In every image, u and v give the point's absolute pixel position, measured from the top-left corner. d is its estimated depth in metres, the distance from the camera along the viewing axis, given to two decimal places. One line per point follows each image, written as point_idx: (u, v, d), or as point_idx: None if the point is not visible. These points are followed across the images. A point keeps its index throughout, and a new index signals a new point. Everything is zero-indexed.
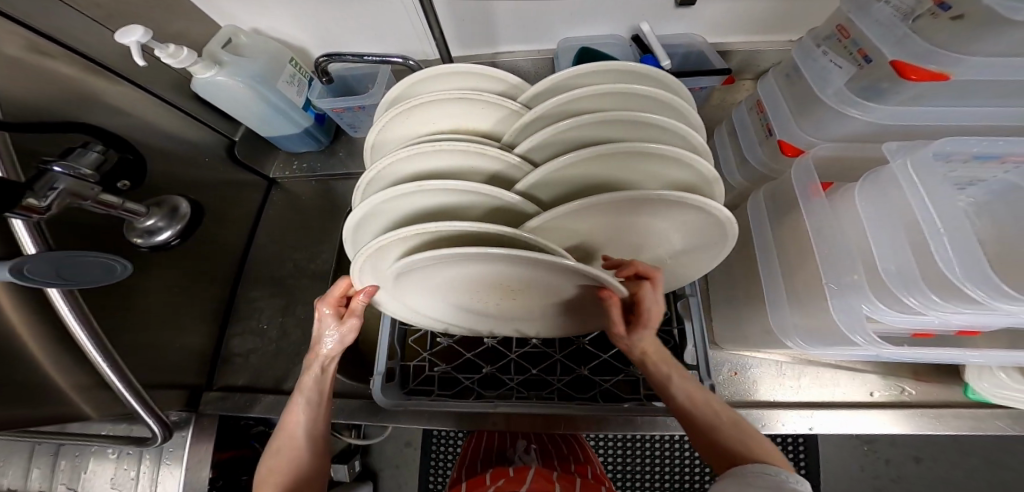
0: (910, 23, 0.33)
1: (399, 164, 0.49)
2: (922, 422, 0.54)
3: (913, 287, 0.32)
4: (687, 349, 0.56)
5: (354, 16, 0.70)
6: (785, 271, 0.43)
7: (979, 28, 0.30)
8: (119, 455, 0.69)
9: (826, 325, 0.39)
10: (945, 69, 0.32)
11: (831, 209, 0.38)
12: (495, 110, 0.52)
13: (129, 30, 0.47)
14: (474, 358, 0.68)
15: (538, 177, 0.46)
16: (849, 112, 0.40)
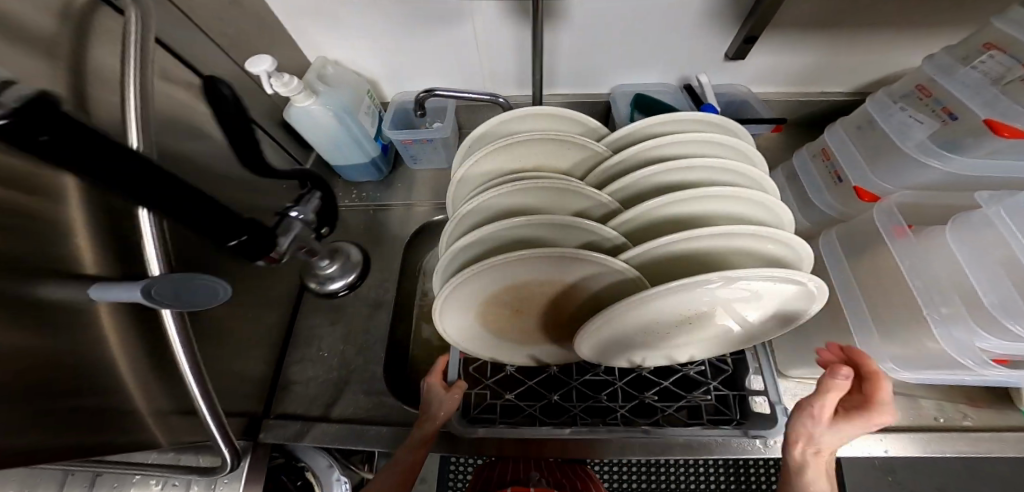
0: (1002, 86, 0.40)
1: (496, 198, 0.52)
2: (980, 448, 0.58)
3: (1016, 315, 0.36)
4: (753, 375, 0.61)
5: (430, 54, 0.75)
6: (869, 302, 0.46)
7: None
8: (163, 486, 0.65)
9: (926, 351, 0.42)
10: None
11: (919, 248, 0.43)
12: (579, 150, 0.56)
13: (260, 58, 0.53)
14: (536, 387, 0.66)
15: (632, 213, 0.49)
16: (931, 163, 0.45)
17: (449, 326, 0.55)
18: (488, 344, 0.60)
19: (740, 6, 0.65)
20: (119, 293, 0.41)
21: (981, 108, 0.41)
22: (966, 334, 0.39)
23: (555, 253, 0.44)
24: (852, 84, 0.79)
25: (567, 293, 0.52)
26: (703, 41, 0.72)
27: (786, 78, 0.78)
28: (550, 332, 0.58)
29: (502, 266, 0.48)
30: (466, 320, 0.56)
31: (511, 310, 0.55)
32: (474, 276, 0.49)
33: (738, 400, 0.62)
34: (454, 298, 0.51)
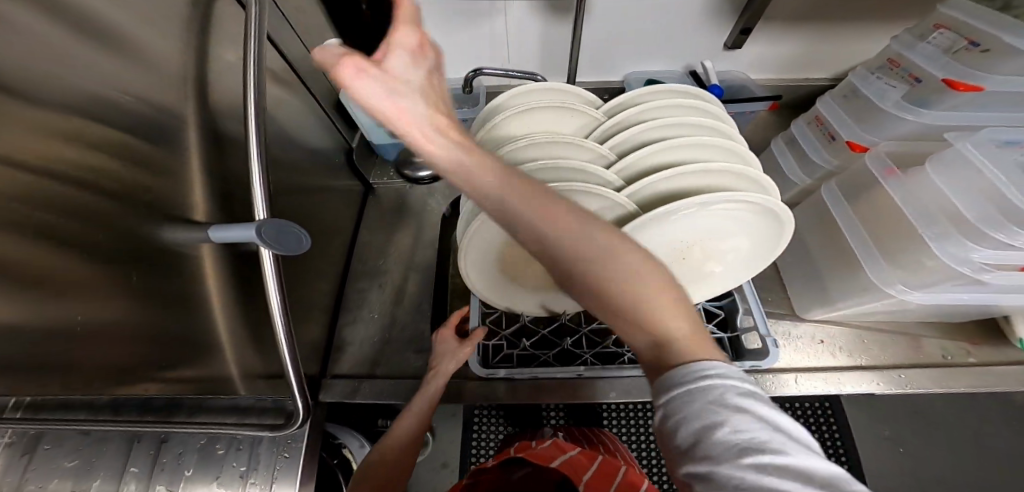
0: (951, 54, 0.50)
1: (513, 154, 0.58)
2: (976, 381, 0.65)
3: (997, 225, 0.44)
4: (743, 313, 0.66)
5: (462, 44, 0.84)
6: (875, 235, 0.55)
7: (1004, 56, 0.46)
8: (227, 449, 0.70)
9: (924, 269, 0.50)
10: (980, 84, 0.48)
11: (908, 184, 0.51)
12: (582, 117, 0.63)
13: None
14: (549, 336, 0.72)
15: (630, 163, 0.56)
16: (905, 117, 0.54)
17: (472, 273, 0.61)
18: (506, 294, 0.65)
19: (735, 2, 0.76)
20: (235, 234, 0.48)
21: (940, 71, 0.50)
22: (960, 247, 0.46)
23: (568, 191, 0.50)
24: (833, 70, 0.90)
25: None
26: (704, 35, 0.83)
27: (779, 65, 0.89)
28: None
29: None
30: (483, 268, 0.61)
31: (522, 258, 0.60)
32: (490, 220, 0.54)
33: (733, 340, 0.67)
34: (473, 243, 0.57)
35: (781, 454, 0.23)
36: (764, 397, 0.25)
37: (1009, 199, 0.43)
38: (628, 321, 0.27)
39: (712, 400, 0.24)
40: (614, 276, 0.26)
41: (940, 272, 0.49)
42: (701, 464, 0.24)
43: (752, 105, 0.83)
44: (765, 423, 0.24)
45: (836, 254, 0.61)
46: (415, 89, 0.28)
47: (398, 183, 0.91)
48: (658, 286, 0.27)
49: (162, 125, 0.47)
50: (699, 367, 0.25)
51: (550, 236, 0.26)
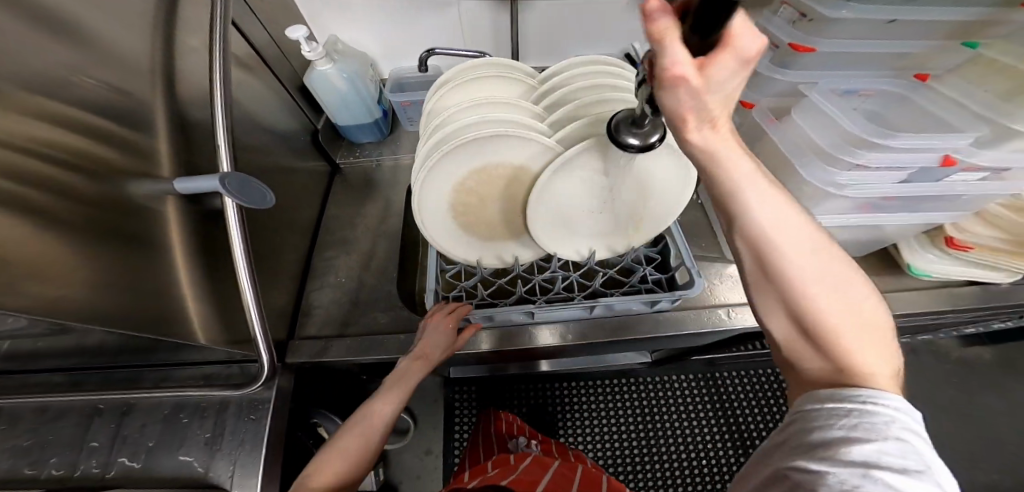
0: (791, 25, 0.57)
1: (459, 115, 0.64)
2: (898, 301, 0.73)
3: (845, 150, 0.53)
4: (673, 253, 0.71)
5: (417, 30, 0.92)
6: (770, 171, 0.65)
7: (824, 22, 0.53)
8: (192, 417, 0.64)
9: (806, 193, 0.60)
10: (813, 46, 0.55)
11: (782, 126, 0.62)
12: (521, 86, 0.70)
13: (296, 28, 0.70)
14: (506, 286, 0.77)
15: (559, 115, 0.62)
16: (774, 77, 0.61)
17: (427, 226, 0.66)
18: (462, 247, 0.70)
19: None
20: (201, 185, 0.50)
21: (785, 37, 0.56)
22: (824, 171, 0.56)
23: (500, 134, 0.57)
24: None
25: (512, 183, 0.63)
26: (632, 22, 0.94)
27: None
28: (511, 226, 0.69)
29: (463, 156, 0.60)
30: (435, 223, 0.66)
31: (473, 210, 0.66)
32: (434, 171, 0.60)
33: (668, 280, 0.72)
34: (425, 194, 0.63)
35: (904, 475, 0.33)
36: (924, 440, 0.36)
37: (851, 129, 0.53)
38: (805, 322, 0.40)
39: (869, 426, 0.35)
40: (825, 295, 0.39)
41: (815, 194, 0.59)
42: (817, 460, 0.36)
43: None
44: (918, 457, 0.34)
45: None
46: (716, 87, 0.30)
47: (363, 163, 0.96)
48: (874, 322, 0.40)
49: (132, 81, 0.51)
50: (877, 393, 0.37)
51: (798, 251, 0.39)
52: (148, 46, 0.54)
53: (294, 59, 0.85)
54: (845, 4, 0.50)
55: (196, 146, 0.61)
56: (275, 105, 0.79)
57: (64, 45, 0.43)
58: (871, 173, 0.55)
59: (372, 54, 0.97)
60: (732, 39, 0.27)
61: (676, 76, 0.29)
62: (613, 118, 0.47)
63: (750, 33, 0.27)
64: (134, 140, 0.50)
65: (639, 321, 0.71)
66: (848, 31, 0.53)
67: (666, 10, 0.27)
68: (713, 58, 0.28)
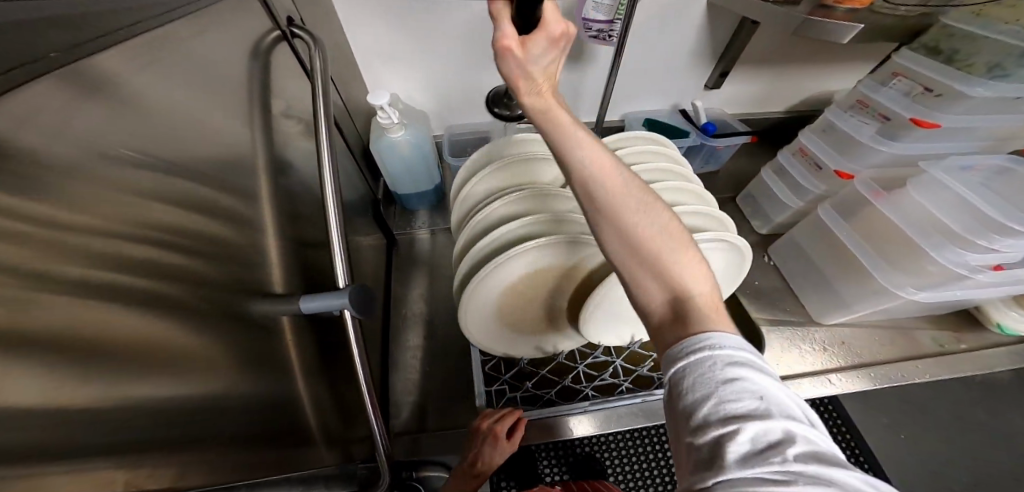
0: (913, 97, 0.63)
1: (503, 209, 0.58)
2: (983, 360, 0.76)
3: (984, 235, 0.55)
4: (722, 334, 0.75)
5: (478, 85, 0.88)
6: (876, 247, 0.66)
7: (953, 98, 0.60)
8: None
9: (928, 273, 0.61)
10: (937, 121, 0.61)
11: (896, 201, 0.63)
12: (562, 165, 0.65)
13: (378, 95, 0.66)
14: (549, 374, 0.76)
15: None
16: (881, 148, 0.67)
17: (471, 319, 0.60)
18: (503, 337, 0.66)
19: (714, 51, 0.87)
20: (324, 303, 0.46)
21: (907, 110, 0.63)
22: (954, 253, 0.57)
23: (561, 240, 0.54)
24: (786, 104, 1.03)
25: (562, 281, 0.60)
26: (694, 81, 0.94)
27: (752, 103, 1.01)
28: (557, 316, 0.65)
29: (517, 261, 0.55)
30: (483, 318, 0.61)
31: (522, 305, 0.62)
32: (488, 278, 0.55)
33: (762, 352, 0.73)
34: (475, 298, 0.57)
35: (747, 419, 0.27)
36: (757, 363, 0.31)
37: (986, 213, 0.55)
38: (631, 247, 0.34)
39: (703, 371, 0.30)
40: (642, 217, 0.34)
41: (940, 275, 0.60)
42: (689, 437, 0.29)
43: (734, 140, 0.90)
44: (752, 390, 0.29)
45: (849, 268, 0.71)
46: (536, 63, 0.34)
47: (422, 229, 0.92)
48: (686, 239, 0.35)
49: (261, 197, 0.47)
50: (703, 333, 0.31)
51: (608, 170, 0.35)
52: (267, 146, 0.49)
53: (358, 123, 0.80)
54: (984, 81, 0.56)
55: (303, 244, 0.57)
56: (350, 177, 0.74)
57: (219, 169, 0.39)
58: (1001, 255, 0.56)
59: (429, 112, 0.93)
60: (543, 21, 0.32)
61: (511, 51, 0.32)
62: (488, 94, 0.60)
63: (555, 15, 0.33)
64: (266, 256, 0.46)
65: None
66: (972, 108, 0.60)
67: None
68: (531, 38, 0.32)
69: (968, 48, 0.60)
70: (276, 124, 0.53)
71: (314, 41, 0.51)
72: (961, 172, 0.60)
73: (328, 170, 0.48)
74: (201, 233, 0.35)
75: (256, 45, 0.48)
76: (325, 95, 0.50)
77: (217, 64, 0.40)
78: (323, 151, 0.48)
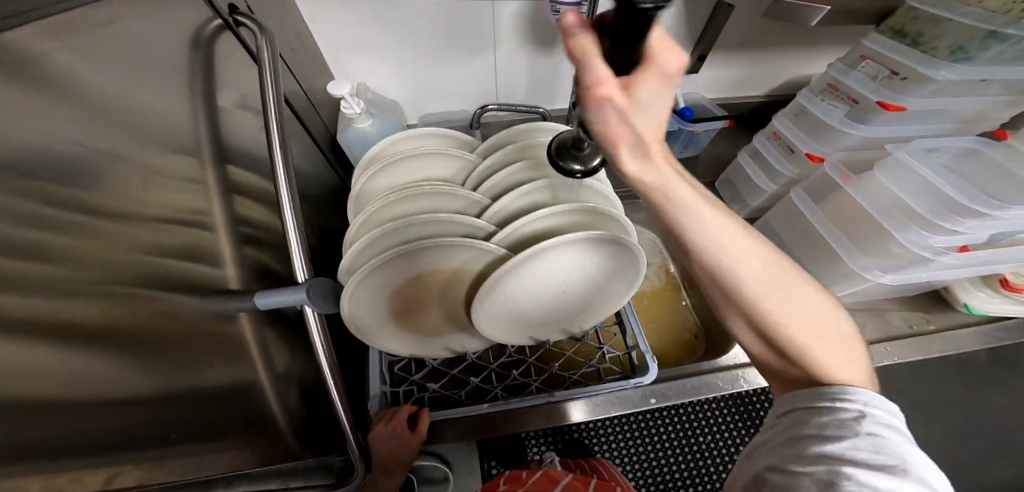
0: (879, 81, 0.63)
1: (384, 210, 0.54)
2: (953, 339, 0.77)
3: (946, 216, 0.56)
4: (629, 332, 0.67)
5: (450, 72, 0.87)
6: (845, 230, 0.67)
7: (917, 82, 0.60)
8: None
9: (893, 255, 0.61)
10: (903, 104, 0.62)
11: (863, 183, 0.64)
12: (455, 162, 0.61)
13: (340, 84, 0.64)
14: (460, 374, 0.70)
15: (501, 206, 0.54)
16: (851, 132, 0.68)
17: (362, 327, 0.56)
18: (410, 341, 0.61)
19: (691, 34, 0.85)
20: (284, 298, 0.45)
21: (874, 95, 0.63)
22: (919, 234, 0.58)
23: (425, 243, 0.49)
24: (764, 89, 1.02)
25: (450, 284, 0.55)
26: None
27: (731, 87, 1.00)
28: (459, 322, 0.61)
29: (392, 264, 0.51)
30: (371, 327, 0.57)
31: (410, 311, 0.57)
32: (366, 280, 0.51)
33: None
34: (355, 308, 0.53)
35: (876, 471, 0.34)
36: (904, 439, 0.36)
37: (949, 195, 0.56)
38: (772, 326, 0.41)
39: (838, 420, 0.37)
40: (789, 306, 0.40)
41: (903, 256, 0.60)
42: (798, 460, 0.38)
43: (711, 124, 0.90)
44: (892, 453, 0.35)
45: (817, 251, 0.71)
46: (642, 107, 0.31)
47: None
48: (841, 330, 0.41)
49: (209, 194, 0.45)
50: (843, 395, 0.38)
51: (751, 272, 0.40)
52: (215, 142, 0.48)
53: (324, 114, 0.78)
54: (946, 65, 0.56)
55: (264, 239, 0.56)
56: (315, 169, 0.72)
57: (154, 168, 0.37)
58: (963, 237, 0.57)
59: (400, 102, 0.91)
60: (651, 56, 0.28)
61: (614, 106, 0.30)
62: (549, 145, 0.38)
63: (669, 50, 0.28)
64: (215, 253, 0.45)
65: (693, 385, 0.74)
66: (936, 91, 0.60)
67: (583, 26, 0.28)
68: (636, 79, 0.28)
69: (931, 32, 0.58)
70: (225, 119, 0.51)
71: (260, 30, 0.48)
72: (926, 154, 0.60)
73: (285, 165, 0.47)
74: (134, 233, 0.34)
75: (197, 33, 0.45)
76: (275, 81, 0.48)
77: (154, 55, 0.38)
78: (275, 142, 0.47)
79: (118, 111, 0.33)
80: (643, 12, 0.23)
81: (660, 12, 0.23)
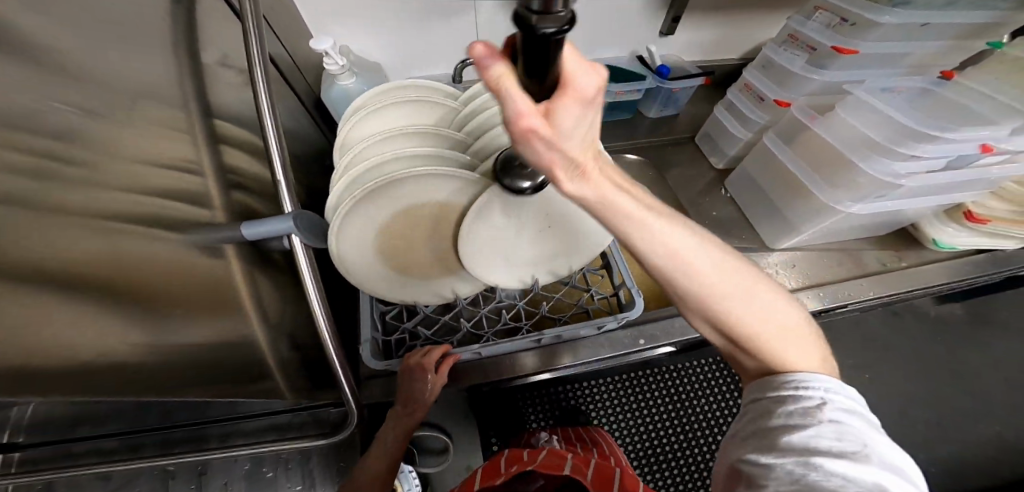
0: (832, 28, 0.67)
1: (367, 152, 0.56)
2: (925, 274, 0.81)
3: (902, 143, 0.59)
4: (615, 272, 0.68)
5: (433, 36, 0.88)
6: (815, 167, 0.70)
7: (866, 25, 0.63)
8: (277, 470, 0.71)
9: (858, 185, 0.65)
10: (855, 48, 0.64)
11: (828, 121, 0.67)
12: (437, 110, 0.62)
13: (322, 39, 0.65)
14: (450, 322, 0.70)
15: (479, 144, 0.55)
16: (812, 77, 0.70)
17: (351, 268, 0.57)
18: (398, 286, 0.61)
19: None
20: (266, 228, 0.43)
21: (828, 41, 0.66)
22: (882, 162, 0.61)
23: (405, 175, 0.50)
24: (739, 51, 1.05)
25: (437, 220, 0.56)
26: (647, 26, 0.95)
27: (709, 49, 1.02)
28: (448, 264, 0.62)
29: (374, 199, 0.52)
30: (360, 266, 0.58)
31: (399, 250, 0.58)
32: (351, 216, 0.52)
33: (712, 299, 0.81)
34: (344, 246, 0.54)
35: (843, 459, 0.35)
36: (864, 421, 0.38)
37: (903, 124, 0.59)
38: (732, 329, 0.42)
39: (801, 409, 0.39)
40: (746, 308, 0.41)
41: (869, 185, 0.64)
42: (764, 450, 0.39)
43: (689, 82, 0.92)
44: (853, 439, 0.36)
45: (792, 191, 0.75)
46: (567, 130, 0.28)
47: None
48: (794, 323, 0.43)
49: None
50: (801, 381, 0.40)
51: (715, 279, 0.40)
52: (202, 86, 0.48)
53: (309, 77, 0.79)
54: (888, 10, 0.60)
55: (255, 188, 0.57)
56: (303, 129, 0.73)
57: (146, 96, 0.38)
58: (921, 163, 0.61)
59: (384, 67, 0.92)
60: (567, 80, 0.25)
61: (541, 133, 0.27)
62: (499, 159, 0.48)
63: (586, 71, 0.25)
64: None
65: (679, 326, 0.77)
66: (884, 35, 0.64)
67: (496, 54, 0.23)
68: (556, 104, 0.25)
69: None
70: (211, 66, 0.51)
71: None
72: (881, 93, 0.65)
73: (273, 124, 0.42)
74: None
75: None
76: (261, 37, 0.41)
77: None
78: (260, 96, 0.41)
79: (117, 44, 0.34)
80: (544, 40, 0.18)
81: (564, 38, 0.18)
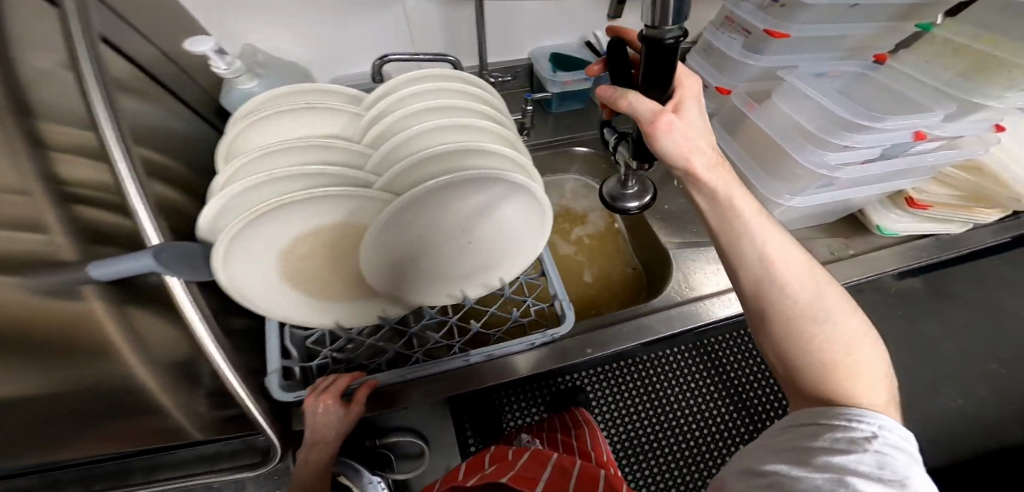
0: (765, 10, 0.63)
1: (250, 165, 0.49)
2: (874, 260, 0.80)
3: (835, 133, 0.57)
4: (550, 283, 0.65)
5: (361, 29, 0.82)
6: (756, 160, 0.69)
7: (796, 7, 0.60)
8: None
9: (797, 177, 0.63)
10: (786, 31, 0.61)
11: (764, 112, 0.65)
12: (339, 115, 0.57)
13: (199, 39, 0.57)
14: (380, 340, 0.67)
15: (381, 151, 0.51)
16: (747, 62, 0.67)
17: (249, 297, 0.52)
18: (309, 308, 0.57)
19: None
20: (119, 267, 0.32)
21: (760, 23, 0.63)
22: (814, 153, 0.59)
23: (296, 196, 0.45)
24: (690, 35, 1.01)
25: (344, 238, 0.53)
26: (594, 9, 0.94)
27: None
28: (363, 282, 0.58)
29: (263, 223, 0.47)
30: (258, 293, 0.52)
31: (303, 272, 0.54)
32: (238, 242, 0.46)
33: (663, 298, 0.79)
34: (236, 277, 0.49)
35: (876, 482, 0.38)
36: (909, 461, 0.40)
37: (835, 113, 0.57)
38: (811, 347, 0.49)
39: (846, 438, 0.42)
40: (831, 330, 0.49)
41: (807, 177, 0.62)
42: (798, 462, 0.42)
43: None
44: (891, 470, 0.39)
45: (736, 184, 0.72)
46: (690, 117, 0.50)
47: None
48: (872, 364, 0.49)
49: None
50: (862, 416, 0.43)
51: (795, 283, 0.50)
52: None
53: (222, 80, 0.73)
54: None
55: None
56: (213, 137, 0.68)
57: None
58: (856, 152, 0.59)
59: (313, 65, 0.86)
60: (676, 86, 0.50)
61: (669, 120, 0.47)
62: None
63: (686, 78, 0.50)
64: None
65: (630, 330, 0.73)
66: (814, 16, 0.61)
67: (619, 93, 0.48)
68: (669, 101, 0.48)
69: None
70: None
71: None
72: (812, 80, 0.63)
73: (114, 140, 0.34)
74: None
75: None
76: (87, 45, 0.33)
77: None
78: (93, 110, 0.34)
79: None
80: (667, 45, 0.40)
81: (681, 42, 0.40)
